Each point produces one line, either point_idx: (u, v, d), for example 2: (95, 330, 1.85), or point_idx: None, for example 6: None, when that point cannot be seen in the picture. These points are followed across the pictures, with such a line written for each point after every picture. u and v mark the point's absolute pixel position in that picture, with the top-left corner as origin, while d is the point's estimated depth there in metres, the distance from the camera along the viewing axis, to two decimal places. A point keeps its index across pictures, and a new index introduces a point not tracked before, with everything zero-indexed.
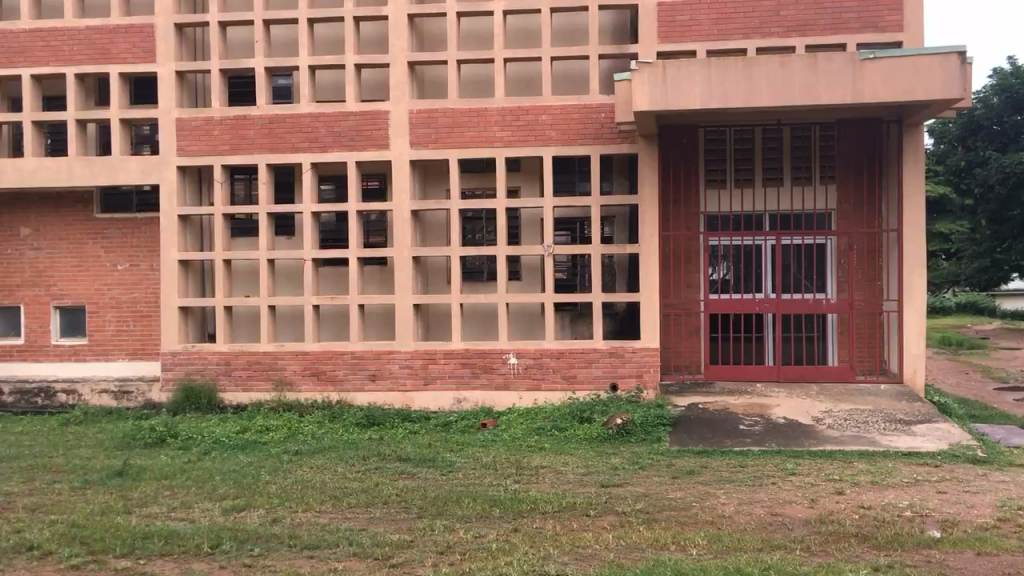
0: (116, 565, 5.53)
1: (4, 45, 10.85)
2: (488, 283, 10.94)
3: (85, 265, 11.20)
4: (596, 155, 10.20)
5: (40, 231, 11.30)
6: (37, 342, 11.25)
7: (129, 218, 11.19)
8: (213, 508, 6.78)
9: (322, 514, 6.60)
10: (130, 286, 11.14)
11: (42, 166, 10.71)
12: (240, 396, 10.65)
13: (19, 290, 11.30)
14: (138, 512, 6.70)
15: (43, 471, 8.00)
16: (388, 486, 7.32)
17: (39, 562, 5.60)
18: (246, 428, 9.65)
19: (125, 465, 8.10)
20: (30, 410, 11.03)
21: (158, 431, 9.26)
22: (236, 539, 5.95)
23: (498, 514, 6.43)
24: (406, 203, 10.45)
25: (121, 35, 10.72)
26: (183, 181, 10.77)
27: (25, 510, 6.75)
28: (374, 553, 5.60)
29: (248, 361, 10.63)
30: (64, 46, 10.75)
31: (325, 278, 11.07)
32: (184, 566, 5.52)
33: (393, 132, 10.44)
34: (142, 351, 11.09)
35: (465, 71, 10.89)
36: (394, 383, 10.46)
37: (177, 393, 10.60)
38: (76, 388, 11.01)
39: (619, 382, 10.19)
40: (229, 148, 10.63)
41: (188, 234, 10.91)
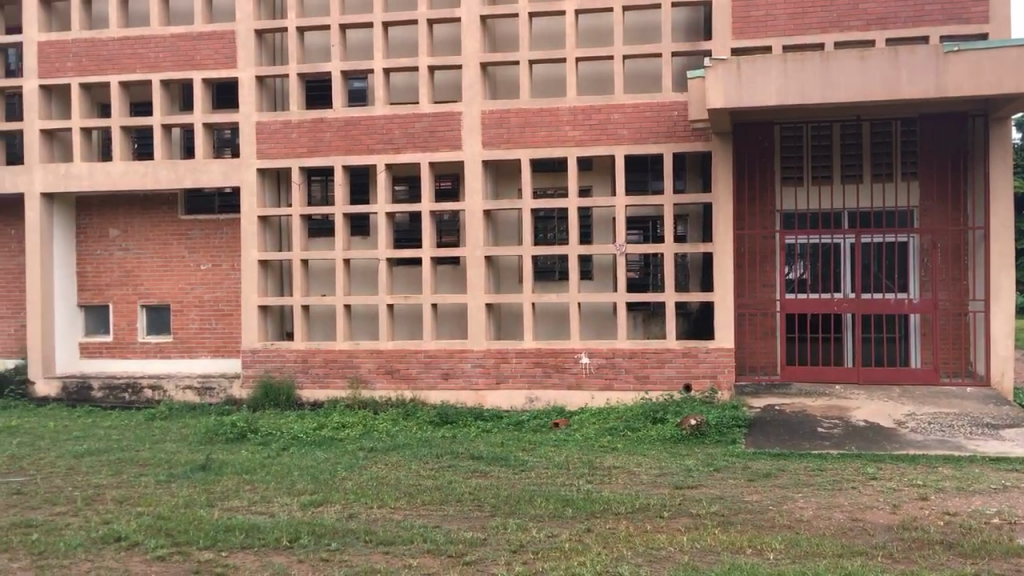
0: (200, 557, 5.70)
1: (94, 53, 11.24)
2: (561, 282, 10.94)
3: (170, 265, 11.56)
4: (669, 154, 10.11)
5: (127, 232, 11.70)
6: (125, 339, 11.72)
7: (211, 219, 11.51)
8: (292, 503, 6.94)
9: (396, 511, 6.69)
10: (213, 285, 11.46)
11: (129, 169, 11.12)
12: (317, 394, 10.85)
13: (108, 289, 11.74)
14: (220, 505, 6.91)
15: (131, 464, 8.30)
16: (461, 484, 7.40)
17: (127, 552, 5.82)
18: (323, 424, 9.84)
19: (207, 459, 8.35)
20: (118, 405, 11.27)
21: (239, 426, 9.51)
22: (314, 534, 6.08)
23: (571, 513, 6.43)
24: (479, 203, 10.52)
25: (204, 42, 11.02)
26: (262, 183, 11.03)
27: (114, 502, 7.01)
28: (448, 550, 5.66)
29: (326, 359, 10.82)
30: (150, 53, 11.10)
31: (399, 277, 11.21)
32: (265, 559, 5.66)
33: (466, 133, 10.52)
34: (224, 348, 11.43)
35: (538, 71, 10.90)
36: (467, 382, 10.54)
37: (257, 389, 10.83)
38: (161, 384, 11.22)
39: (694, 382, 10.09)
40: (307, 150, 10.84)
41: (267, 234, 11.15)
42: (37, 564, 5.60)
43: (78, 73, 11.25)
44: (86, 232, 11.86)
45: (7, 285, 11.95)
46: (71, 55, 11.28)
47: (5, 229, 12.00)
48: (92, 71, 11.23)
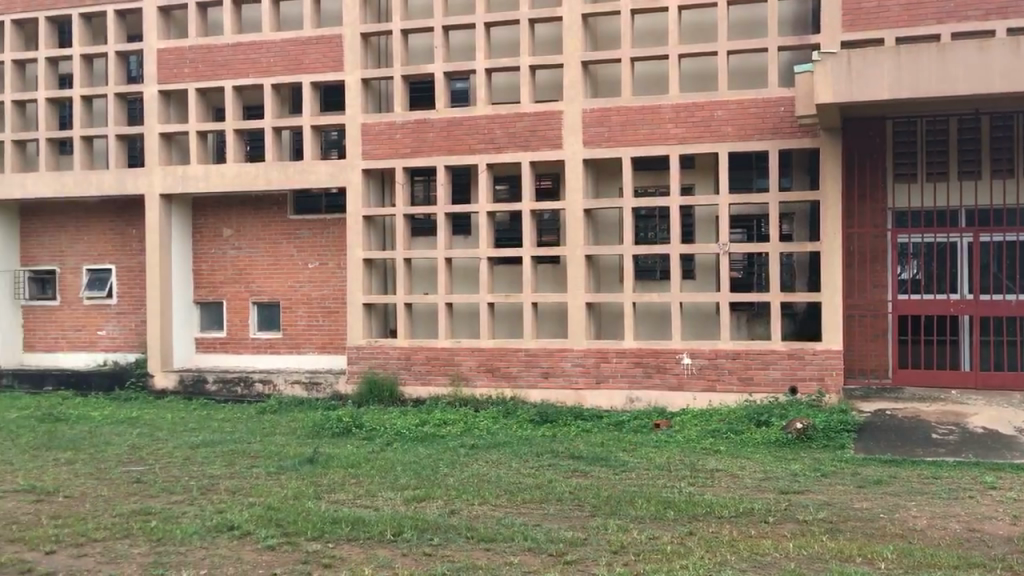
0: (308, 547, 5.87)
1: (210, 59, 11.67)
2: (662, 282, 10.82)
3: (279, 264, 11.93)
4: (775, 150, 9.88)
5: (239, 231, 12.12)
6: (237, 335, 12.16)
7: (319, 219, 11.81)
8: (396, 497, 7.08)
9: (497, 509, 6.74)
10: (320, 283, 11.77)
11: (242, 170, 11.52)
12: (420, 391, 11.01)
13: (222, 286, 12.20)
14: (327, 497, 7.10)
15: (244, 456, 8.62)
16: (562, 483, 7.41)
17: (240, 541, 6.04)
18: (426, 421, 9.99)
19: (315, 453, 8.59)
20: (231, 398, 11.66)
21: (345, 421, 9.76)
22: (417, 528, 6.19)
23: (673, 516, 6.37)
24: (580, 202, 10.50)
25: (313, 46, 11.32)
26: (367, 183, 11.26)
27: (228, 492, 7.28)
28: (549, 549, 5.68)
29: (428, 356, 10.98)
30: (262, 59, 11.47)
31: (500, 277, 11.27)
32: (370, 551, 5.78)
33: (568, 132, 10.51)
34: (331, 345, 11.74)
35: (640, 68, 10.81)
36: (567, 381, 10.54)
37: (362, 385, 11.06)
38: (271, 379, 11.56)
39: (800, 385, 9.84)
40: (411, 151, 11.01)
41: (372, 234, 11.37)
42: (156, 550, 5.86)
43: (195, 78, 11.71)
44: (201, 231, 12.34)
45: (129, 282, 12.53)
46: (188, 61, 11.74)
47: (127, 229, 12.58)
48: (207, 76, 11.67)
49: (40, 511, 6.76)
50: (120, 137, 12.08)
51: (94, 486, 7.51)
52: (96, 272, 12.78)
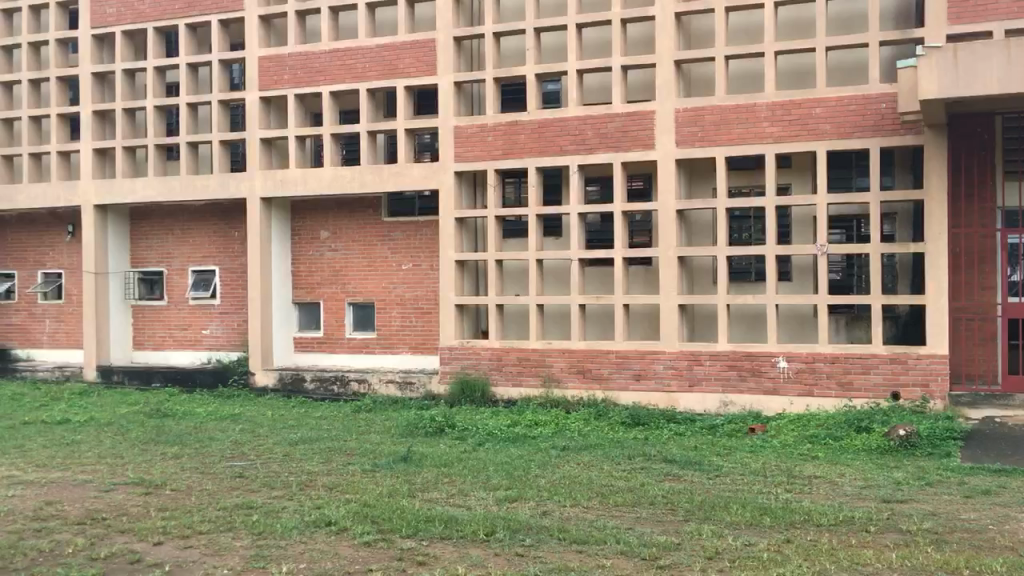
0: (402, 544, 5.96)
1: (307, 65, 11.97)
2: (757, 284, 10.62)
3: (374, 265, 12.16)
4: (876, 149, 9.59)
5: (336, 233, 12.41)
6: (334, 334, 12.46)
7: (412, 221, 11.98)
8: (488, 497, 7.13)
9: (589, 511, 6.73)
10: (413, 284, 11.96)
11: (338, 174, 11.78)
12: (511, 391, 11.06)
13: (319, 287, 12.50)
14: (421, 495, 7.20)
15: (340, 453, 8.81)
16: (655, 487, 7.34)
17: (337, 537, 6.17)
18: (518, 421, 10.04)
19: (408, 451, 8.72)
20: (327, 397, 11.93)
21: (438, 420, 9.88)
22: (509, 529, 6.21)
23: (769, 523, 6.24)
24: (672, 203, 10.38)
25: (407, 51, 11.49)
26: (459, 185, 11.37)
27: (325, 488, 7.45)
28: (642, 553, 5.64)
29: (519, 358, 11.02)
30: (358, 64, 11.70)
31: (591, 278, 11.24)
32: (463, 550, 5.84)
33: (661, 132, 10.41)
34: (424, 345, 11.93)
35: (735, 66, 10.64)
36: (660, 383, 10.44)
37: (454, 385, 11.18)
38: (366, 378, 11.77)
39: (902, 390, 9.53)
40: (502, 153, 11.07)
41: (463, 236, 11.48)
42: (257, 543, 6.04)
43: (294, 84, 12.01)
44: (299, 233, 12.67)
45: (231, 282, 12.96)
46: (287, 68, 12.05)
47: (230, 231, 13.01)
48: (306, 82, 11.96)
49: (149, 503, 7.04)
50: (223, 142, 12.48)
51: (198, 480, 7.79)
52: (201, 272, 13.24)
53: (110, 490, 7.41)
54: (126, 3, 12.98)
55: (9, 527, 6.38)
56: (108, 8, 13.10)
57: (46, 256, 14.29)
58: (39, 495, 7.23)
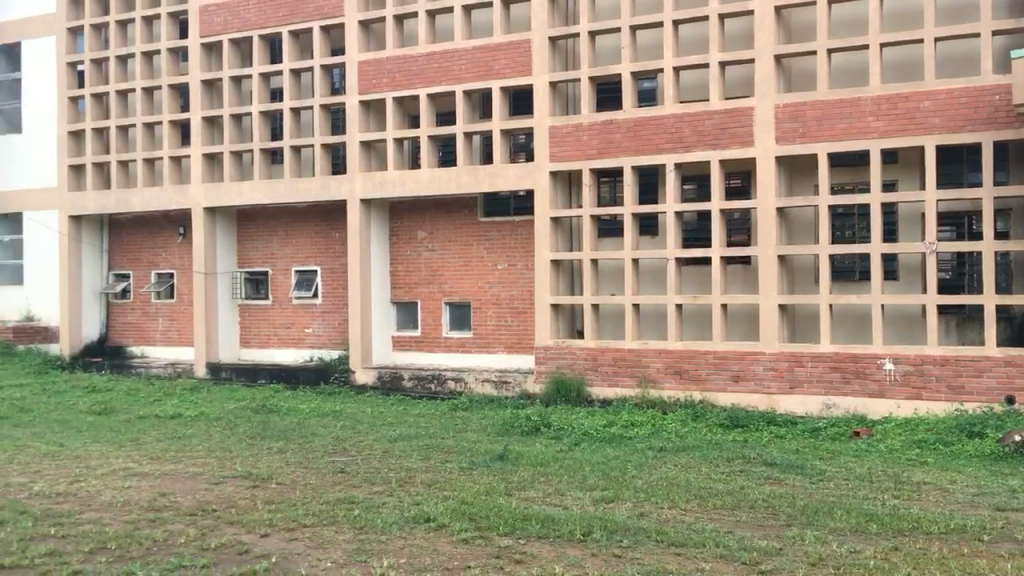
0: (500, 542, 6.01)
1: (405, 68, 12.16)
2: (861, 283, 10.33)
3: (471, 265, 12.29)
4: (988, 143, 9.20)
5: (433, 234, 12.58)
6: (431, 333, 12.64)
7: (508, 222, 12.05)
8: (584, 497, 7.13)
9: (687, 513, 6.66)
10: (509, 284, 12.04)
11: (435, 175, 11.94)
12: (607, 392, 11.02)
13: (417, 287, 12.71)
14: (517, 494, 7.25)
15: (438, 451, 8.93)
16: (755, 490, 7.21)
17: (436, 533, 6.26)
18: (614, 422, 9.98)
19: (505, 450, 8.77)
20: (425, 395, 12.09)
21: (534, 419, 9.91)
22: (606, 529, 6.20)
23: (875, 529, 6.06)
24: (772, 201, 10.16)
25: (502, 52, 11.56)
26: (554, 185, 11.38)
27: (424, 485, 7.57)
28: (742, 557, 5.54)
29: (615, 358, 10.97)
30: (454, 66, 11.83)
31: (689, 277, 11.10)
32: (560, 549, 5.85)
33: (760, 129, 10.21)
34: (519, 344, 11.99)
35: (837, 60, 10.37)
36: (759, 384, 10.24)
37: (550, 385, 11.19)
38: (463, 377, 11.89)
39: (1018, 395, 9.12)
40: (597, 152, 11.03)
41: (559, 236, 11.48)
42: (359, 537, 6.17)
43: (392, 88, 12.23)
44: (397, 234, 12.89)
45: (333, 282, 13.28)
46: (386, 71, 12.27)
47: (331, 232, 13.33)
48: (404, 85, 12.16)
49: (256, 496, 7.28)
50: (324, 146, 12.79)
51: (302, 474, 8.01)
52: (303, 272, 13.62)
53: (219, 483, 7.69)
54: (233, 13, 13.43)
55: (126, 516, 6.69)
56: (216, 17, 13.57)
57: (159, 256, 14.91)
58: (153, 486, 7.55)
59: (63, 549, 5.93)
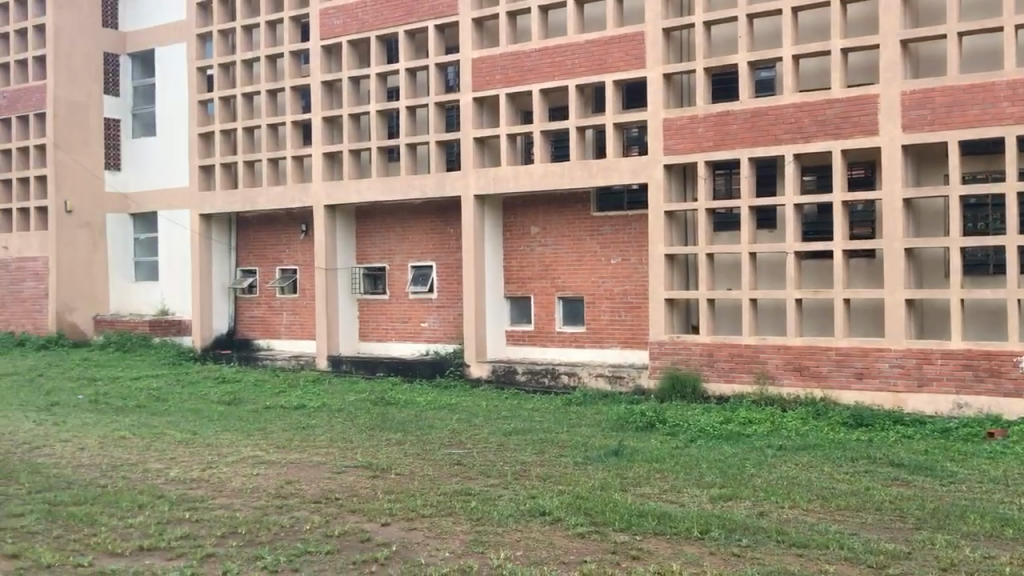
0: (616, 538, 5.98)
1: (518, 64, 12.21)
2: (995, 277, 9.84)
3: (584, 259, 12.27)
4: None
5: (546, 229, 12.62)
6: (544, 328, 12.69)
7: (621, 216, 11.98)
8: (702, 494, 7.03)
9: (809, 513, 6.48)
10: (622, 278, 11.97)
11: (548, 170, 11.96)
12: (723, 388, 10.82)
13: (530, 281, 12.78)
14: (633, 490, 7.20)
15: (552, 445, 8.96)
16: (881, 491, 6.96)
17: (551, 526, 6.28)
18: (731, 419, 9.79)
19: (619, 445, 8.73)
20: (539, 389, 12.15)
21: (648, 415, 9.81)
22: (724, 527, 6.10)
23: (1013, 535, 5.77)
24: (898, 191, 9.77)
25: (616, 45, 11.48)
26: (669, 179, 11.23)
27: (539, 479, 7.61)
28: (868, 560, 5.37)
29: (731, 353, 10.76)
30: (567, 61, 11.82)
31: (809, 271, 10.80)
32: (678, 547, 5.78)
33: (885, 117, 9.83)
34: (633, 339, 11.92)
35: (968, 44, 9.90)
36: (885, 382, 9.87)
37: (665, 380, 11.07)
38: (576, 371, 11.89)
39: None
40: (713, 144, 10.83)
41: (673, 230, 11.33)
42: (475, 529, 6.25)
43: (505, 84, 12.30)
44: (511, 230, 12.98)
45: (448, 277, 13.48)
46: (499, 68, 12.36)
47: (446, 228, 13.53)
48: (517, 81, 12.22)
49: (376, 486, 7.46)
50: (439, 143, 12.99)
51: (420, 466, 8.16)
52: (419, 268, 13.87)
53: (341, 472, 7.91)
54: (352, 15, 13.78)
55: (255, 503, 6.97)
56: (335, 20, 13.95)
57: (282, 253, 15.44)
58: (280, 474, 7.84)
59: (197, 533, 6.21)
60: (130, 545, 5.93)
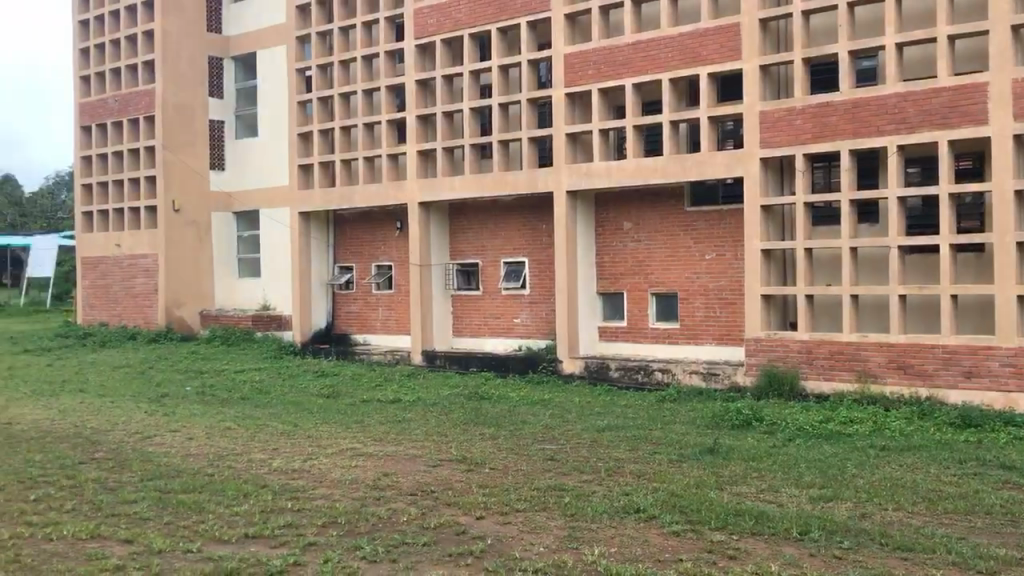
0: (713, 537, 5.90)
1: (611, 59, 12.15)
2: None
3: (677, 255, 12.15)
4: None
5: (638, 224, 12.54)
6: (638, 324, 12.62)
7: (716, 210, 11.81)
8: (800, 495, 6.87)
9: (915, 516, 6.27)
10: (717, 274, 11.80)
11: (641, 165, 11.87)
12: (823, 386, 10.55)
13: (623, 277, 12.72)
14: (730, 488, 7.09)
15: (646, 442, 8.89)
16: (991, 495, 6.69)
17: (646, 523, 6.24)
18: (830, 418, 9.54)
19: (715, 443, 8.60)
20: (632, 385, 12.07)
21: (745, 413, 9.64)
22: (824, 529, 5.96)
23: None
24: (1009, 183, 9.35)
25: (710, 37, 11.31)
26: (765, 172, 11.01)
27: (633, 476, 7.55)
28: (978, 565, 5.17)
29: (831, 351, 10.49)
30: (661, 55, 11.70)
31: (912, 267, 10.46)
32: (776, 548, 5.67)
33: (995, 106, 9.42)
34: (729, 336, 11.74)
35: None
36: (995, 381, 9.48)
37: (762, 378, 10.87)
38: (670, 368, 11.78)
39: None
40: (811, 137, 10.57)
41: (770, 224, 11.11)
42: (570, 524, 6.26)
43: (598, 79, 12.26)
44: (603, 226, 12.93)
45: (540, 273, 13.52)
46: (591, 63, 12.32)
47: (538, 224, 13.57)
48: (609, 76, 12.16)
49: (471, 480, 7.53)
50: (531, 139, 13.03)
51: (514, 460, 8.21)
52: (512, 264, 13.94)
53: (436, 466, 8.01)
54: (445, 13, 13.92)
55: (354, 494, 7.11)
56: (430, 19, 14.13)
57: (378, 249, 15.73)
58: (378, 466, 8.00)
59: (299, 522, 6.39)
60: (236, 533, 6.13)
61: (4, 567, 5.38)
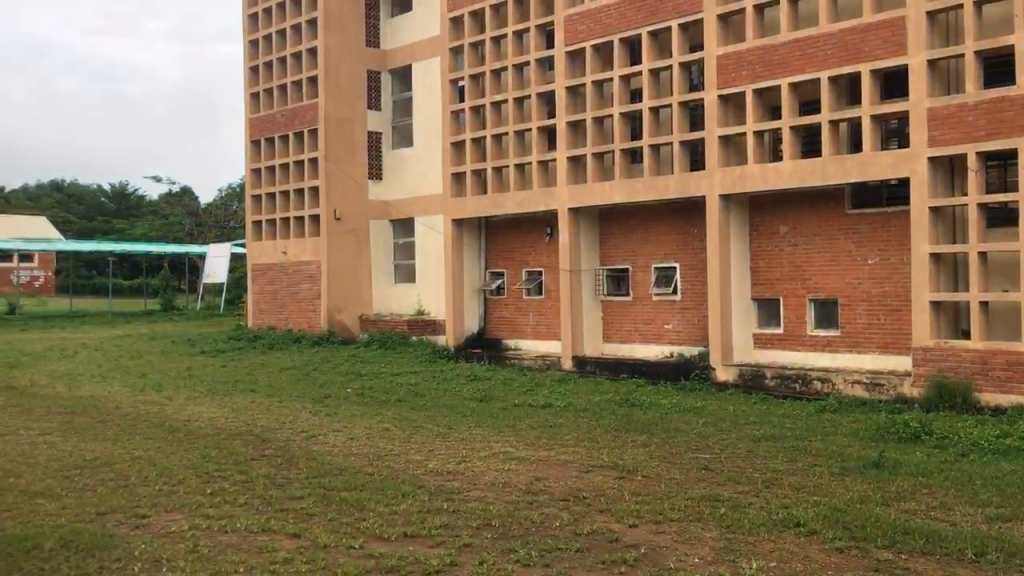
0: (879, 555, 5.63)
1: (766, 59, 11.84)
2: None
3: (837, 259, 11.71)
4: None
5: (795, 228, 12.16)
6: (795, 331, 12.24)
7: (879, 213, 11.30)
8: (976, 514, 6.46)
9: None
10: (881, 279, 11.30)
11: (799, 167, 11.50)
12: (999, 399, 9.88)
13: (779, 283, 12.37)
14: (896, 505, 6.75)
15: (806, 453, 8.57)
16: None
17: (806, 538, 6.02)
18: (1008, 432, 8.92)
19: (880, 456, 8.21)
20: (789, 394, 11.73)
21: (912, 426, 9.16)
22: (1002, 550, 5.58)
23: None
24: None
25: (873, 32, 10.84)
26: (934, 172, 10.45)
27: (792, 488, 7.30)
28: None
29: (1008, 361, 9.80)
30: (819, 53, 11.31)
31: None
32: (949, 569, 5.36)
33: None
34: (894, 344, 11.21)
35: None
36: None
37: (931, 389, 10.30)
38: (830, 377, 11.38)
39: None
40: (985, 134, 9.93)
41: (940, 227, 10.53)
42: (726, 536, 6.11)
43: (752, 80, 11.96)
44: (758, 230, 12.61)
45: (692, 278, 13.31)
46: (746, 64, 12.03)
47: (690, 228, 13.36)
48: (764, 76, 11.85)
49: (624, 487, 7.47)
50: (683, 142, 12.84)
51: (667, 468, 8.09)
52: (663, 269, 13.79)
53: (589, 472, 8.00)
54: (596, 19, 13.93)
55: (508, 497, 7.19)
56: (580, 25, 14.16)
57: (529, 255, 15.90)
58: (531, 470, 8.05)
59: (455, 523, 6.51)
60: (396, 531, 6.30)
61: (184, 557, 5.72)
